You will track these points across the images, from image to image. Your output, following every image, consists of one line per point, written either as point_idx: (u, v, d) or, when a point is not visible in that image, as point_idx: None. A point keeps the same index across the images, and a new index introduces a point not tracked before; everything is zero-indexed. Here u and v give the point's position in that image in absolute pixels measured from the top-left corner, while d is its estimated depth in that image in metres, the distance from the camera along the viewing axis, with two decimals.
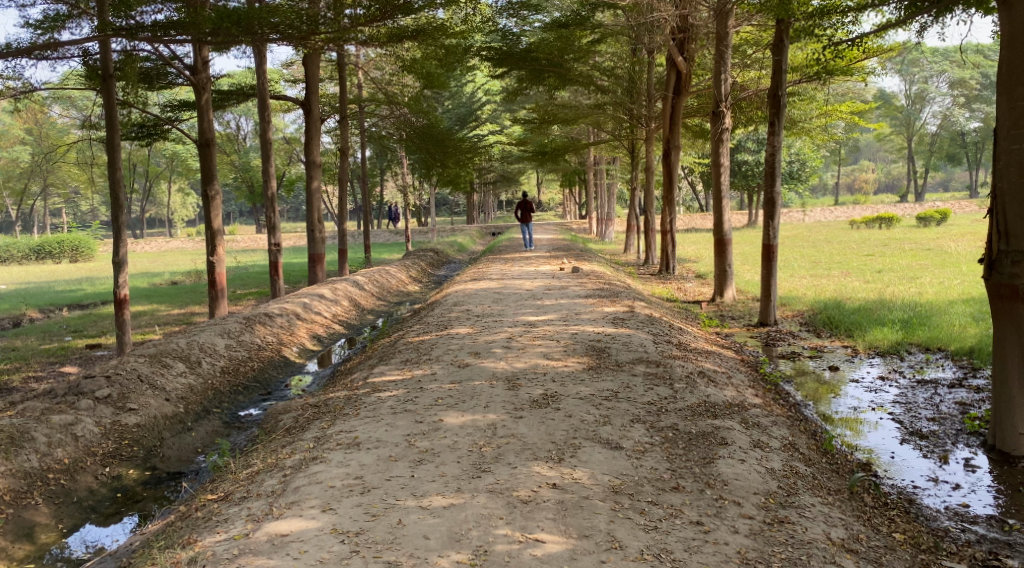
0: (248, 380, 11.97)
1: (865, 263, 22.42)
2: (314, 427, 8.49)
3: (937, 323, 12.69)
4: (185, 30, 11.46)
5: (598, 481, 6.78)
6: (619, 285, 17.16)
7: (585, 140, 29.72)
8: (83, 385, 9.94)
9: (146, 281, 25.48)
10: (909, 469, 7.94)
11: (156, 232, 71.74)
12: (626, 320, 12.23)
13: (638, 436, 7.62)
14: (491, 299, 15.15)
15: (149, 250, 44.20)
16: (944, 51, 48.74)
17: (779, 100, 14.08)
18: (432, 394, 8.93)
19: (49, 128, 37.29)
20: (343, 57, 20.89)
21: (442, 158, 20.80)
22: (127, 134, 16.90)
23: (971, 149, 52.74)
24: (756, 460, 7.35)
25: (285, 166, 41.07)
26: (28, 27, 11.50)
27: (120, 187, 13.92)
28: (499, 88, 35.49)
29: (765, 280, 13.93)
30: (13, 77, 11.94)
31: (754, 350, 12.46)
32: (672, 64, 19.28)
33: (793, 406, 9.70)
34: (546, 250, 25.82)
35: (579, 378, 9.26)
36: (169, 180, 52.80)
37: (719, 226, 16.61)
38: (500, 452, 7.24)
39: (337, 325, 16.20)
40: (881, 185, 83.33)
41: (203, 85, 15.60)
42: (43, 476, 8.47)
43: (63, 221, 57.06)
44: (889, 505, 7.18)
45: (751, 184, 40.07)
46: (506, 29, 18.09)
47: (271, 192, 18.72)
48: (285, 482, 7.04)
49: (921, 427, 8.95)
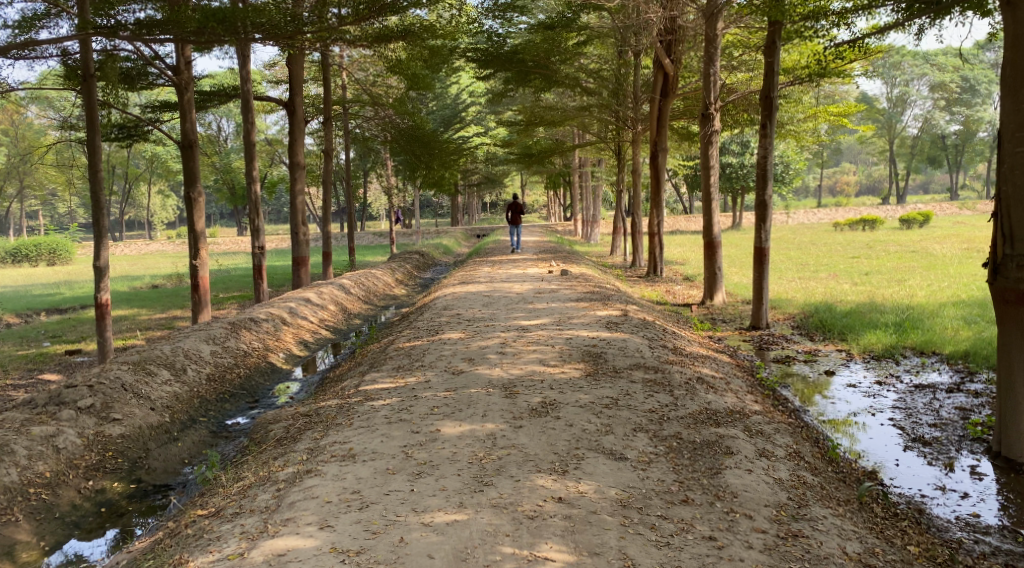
0: (234, 387, 11.68)
1: (852, 265, 22.37)
2: (306, 438, 8.25)
3: (931, 326, 12.58)
4: (168, 29, 11.12)
5: (605, 495, 6.58)
6: (610, 288, 16.98)
7: (571, 142, 29.50)
8: (65, 395, 9.63)
9: (127, 285, 25.05)
10: (915, 477, 7.79)
11: (136, 234, 70.94)
12: (620, 324, 12.04)
13: (642, 446, 7.43)
14: (481, 303, 14.92)
15: (130, 253, 43.69)
16: (925, 54, 48.98)
17: (772, 102, 13.91)
18: (427, 402, 8.70)
19: (25, 129, 36.73)
20: (326, 58, 20.56)
21: (427, 159, 20.41)
22: (107, 134, 16.58)
23: (952, 152, 52.99)
24: (764, 470, 7.19)
25: (267, 168, 40.59)
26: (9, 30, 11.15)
27: (101, 191, 13.61)
28: (483, 89, 35.25)
29: (758, 282, 13.83)
30: None
31: (748, 354, 12.30)
32: (660, 65, 19.08)
33: (792, 412, 9.53)
34: (533, 252, 25.61)
35: (578, 385, 9.07)
36: (149, 182, 52.20)
37: (709, 228, 16.50)
38: (502, 464, 7.03)
39: (323, 329, 15.92)
40: (862, 186, 83.76)
41: (185, 85, 15.26)
42: (23, 492, 8.18)
43: (40, 224, 56.32)
44: (900, 516, 7.03)
45: (736, 186, 40.03)
46: (491, 29, 17.87)
47: (255, 195, 18.38)
48: (280, 497, 6.79)
49: (923, 433, 8.81)
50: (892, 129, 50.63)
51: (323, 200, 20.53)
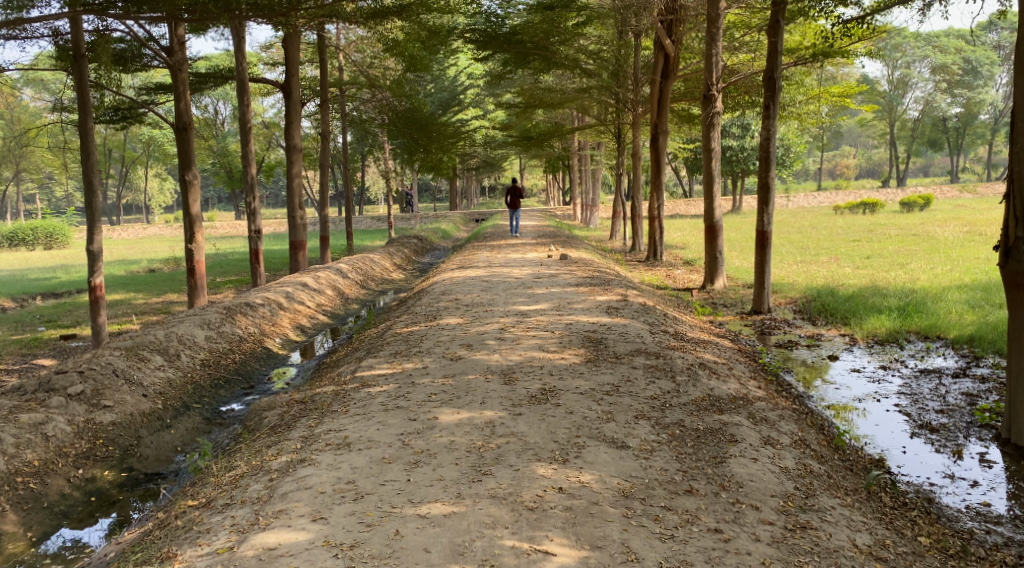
0: (229, 373, 11.50)
1: (853, 248, 22.17)
2: (301, 426, 8.05)
3: (936, 310, 12.39)
4: (159, 7, 10.87)
5: (607, 485, 6.41)
6: (610, 273, 16.76)
7: (570, 125, 29.20)
8: (55, 381, 9.43)
9: (124, 269, 24.79)
10: (922, 465, 7.62)
11: (135, 218, 70.62)
12: (621, 309, 11.84)
13: (644, 435, 7.23)
14: (480, 288, 14.71)
15: (128, 237, 43.47)
16: (927, 35, 48.48)
17: (775, 83, 13.61)
18: (424, 389, 8.51)
19: (20, 112, 36.33)
20: (324, 39, 20.25)
21: (425, 143, 20.20)
22: (101, 117, 16.24)
23: (953, 134, 52.62)
24: (769, 458, 7.02)
25: (264, 152, 40.22)
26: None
27: (94, 175, 13.37)
28: (482, 71, 34.94)
29: (760, 266, 13.63)
30: None
31: (749, 338, 12.12)
32: (660, 47, 18.79)
33: (795, 398, 9.35)
34: (532, 237, 25.39)
35: (577, 371, 8.88)
36: (147, 165, 51.84)
37: (710, 211, 16.31)
38: (501, 453, 6.85)
39: (321, 314, 15.71)
40: (862, 169, 83.36)
41: (179, 66, 15.03)
42: (10, 481, 7.99)
43: (38, 208, 55.95)
44: (909, 506, 6.86)
45: (736, 169, 39.78)
46: (490, 10, 17.74)
47: (252, 177, 18.11)
48: (272, 487, 6.61)
49: (930, 419, 8.61)
50: (893, 112, 50.15)
51: (321, 184, 20.28)
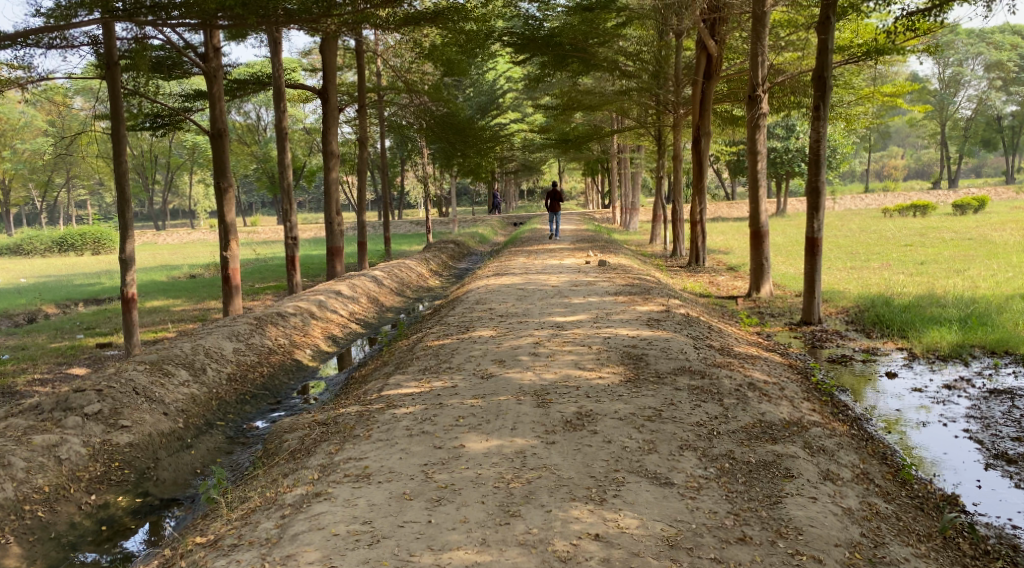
0: (256, 387, 11.08)
1: (905, 253, 21.23)
2: (320, 451, 7.55)
3: (1001, 323, 11.51)
4: (191, 13, 10.33)
5: (650, 531, 5.82)
6: (651, 280, 16.02)
7: (609, 126, 28.61)
8: (72, 399, 9.01)
9: (165, 275, 24.57)
10: (1002, 504, 6.86)
11: (179, 222, 71.57)
12: (662, 322, 11.17)
13: (690, 469, 6.61)
14: (516, 297, 14.12)
15: (171, 242, 43.74)
16: (978, 33, 47.28)
17: (826, 83, 12.76)
18: (452, 412, 7.96)
19: (69, 118, 36.56)
20: (360, 45, 19.81)
21: (461, 147, 19.74)
22: (141, 124, 15.83)
23: (1008, 133, 50.74)
24: (830, 497, 6.40)
25: (303, 157, 40.04)
26: (34, 18, 10.21)
27: (128, 184, 13.04)
28: (521, 74, 34.45)
29: (810, 274, 12.83)
30: (22, 65, 11.04)
31: (800, 353, 11.36)
32: (701, 47, 18.02)
33: (854, 421, 8.58)
34: (571, 240, 24.80)
35: (616, 393, 8.25)
36: (191, 171, 52.22)
37: (756, 216, 15.51)
38: (531, 490, 6.28)
39: (353, 323, 15.24)
40: (911, 169, 81.16)
41: (215, 73, 14.57)
42: (17, 509, 7.64)
43: (88, 213, 56.78)
44: (992, 556, 6.17)
45: (780, 170, 38.68)
46: (528, 12, 17.19)
47: (288, 183, 17.60)
48: (283, 527, 6.14)
49: (1006, 448, 7.80)
50: (944, 111, 48.35)
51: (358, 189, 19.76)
